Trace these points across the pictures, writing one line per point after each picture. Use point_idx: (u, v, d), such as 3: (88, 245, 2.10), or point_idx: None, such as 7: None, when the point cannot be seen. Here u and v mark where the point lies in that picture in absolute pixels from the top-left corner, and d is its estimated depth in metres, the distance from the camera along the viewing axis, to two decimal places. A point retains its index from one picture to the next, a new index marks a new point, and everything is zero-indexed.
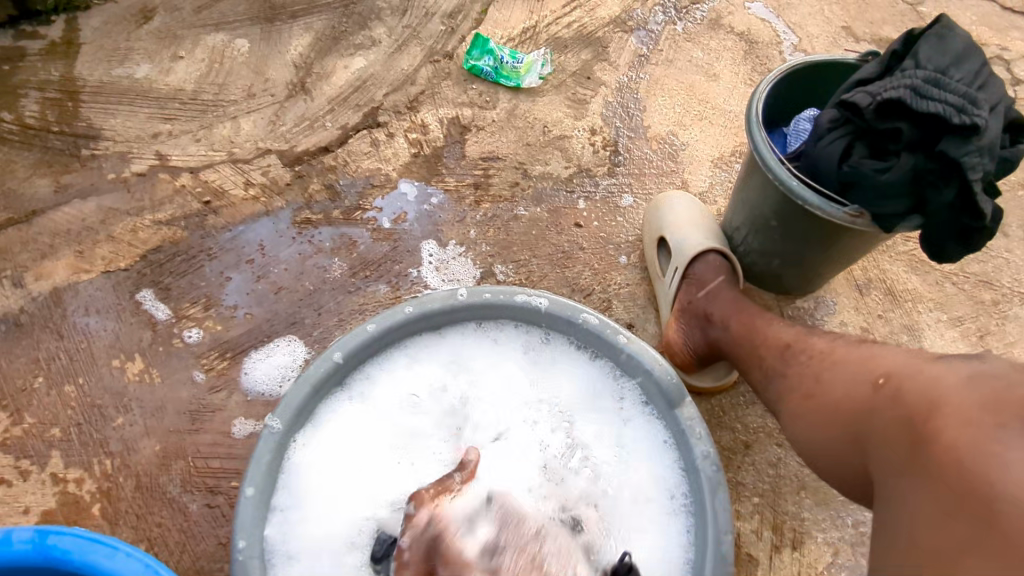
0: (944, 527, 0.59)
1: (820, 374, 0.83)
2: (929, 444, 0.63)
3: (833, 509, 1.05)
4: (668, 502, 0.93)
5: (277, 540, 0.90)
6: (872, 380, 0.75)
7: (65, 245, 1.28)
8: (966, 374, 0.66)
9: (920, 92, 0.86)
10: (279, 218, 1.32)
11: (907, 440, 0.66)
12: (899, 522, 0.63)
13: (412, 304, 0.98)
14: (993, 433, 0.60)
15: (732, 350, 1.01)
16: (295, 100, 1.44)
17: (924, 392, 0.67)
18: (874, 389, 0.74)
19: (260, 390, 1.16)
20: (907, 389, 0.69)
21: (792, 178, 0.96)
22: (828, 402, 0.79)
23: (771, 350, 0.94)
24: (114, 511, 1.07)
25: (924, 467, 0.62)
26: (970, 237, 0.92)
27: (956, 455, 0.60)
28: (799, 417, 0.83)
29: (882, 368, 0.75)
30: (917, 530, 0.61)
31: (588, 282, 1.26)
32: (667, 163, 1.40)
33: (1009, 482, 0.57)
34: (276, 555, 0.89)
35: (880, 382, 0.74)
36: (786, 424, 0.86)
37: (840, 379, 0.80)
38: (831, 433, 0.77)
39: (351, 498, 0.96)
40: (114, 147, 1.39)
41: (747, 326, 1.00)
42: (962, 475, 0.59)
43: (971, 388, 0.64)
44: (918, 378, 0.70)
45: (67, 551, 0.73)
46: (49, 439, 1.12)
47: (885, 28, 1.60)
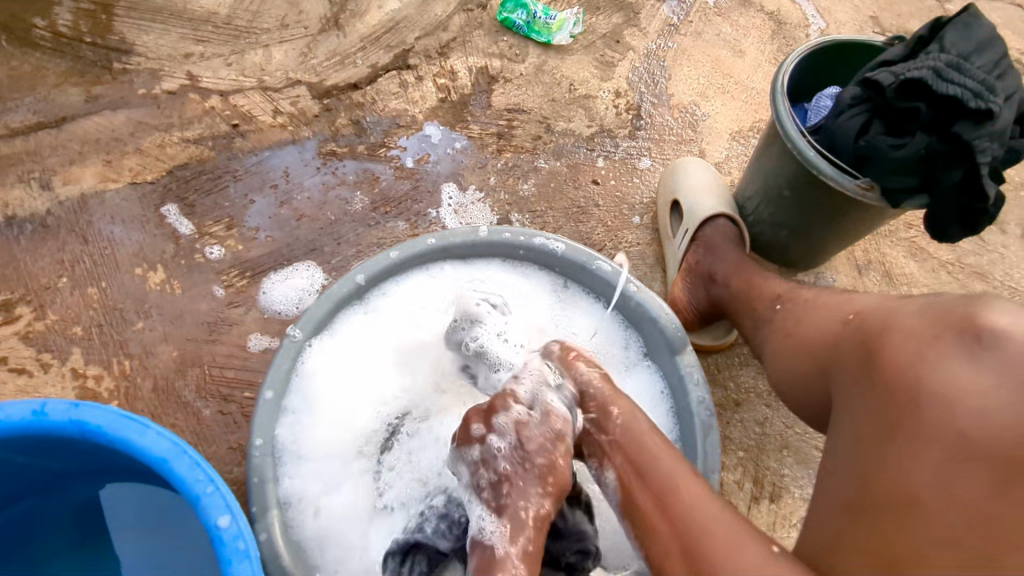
0: (881, 423, 0.66)
1: (799, 316, 0.89)
2: (878, 358, 0.70)
3: (811, 468, 1.12)
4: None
5: (288, 442, 0.94)
6: (843, 316, 0.80)
7: (93, 153, 1.31)
8: (920, 303, 0.72)
9: (942, 75, 0.89)
10: (305, 147, 1.35)
11: (863, 358, 0.72)
12: (847, 426, 0.70)
13: (434, 237, 1.02)
14: (932, 344, 0.66)
15: (730, 304, 1.06)
16: (328, 34, 1.45)
17: (881, 319, 0.73)
18: (842, 323, 0.79)
19: (276, 309, 1.20)
20: (869, 320, 0.75)
21: (810, 149, 1.00)
22: (802, 337, 0.85)
23: (765, 302, 0.99)
24: (130, 409, 1.12)
25: (874, 376, 0.69)
26: (970, 219, 0.96)
27: (898, 365, 0.67)
28: (777, 353, 0.89)
29: (854, 306, 0.81)
30: (858, 429, 0.68)
31: (600, 238, 1.31)
32: (687, 132, 1.43)
33: (941, 383, 0.64)
34: (286, 456, 0.93)
35: (849, 318, 0.79)
36: (765, 362, 0.91)
37: (815, 320, 0.85)
38: (801, 362, 0.83)
39: (360, 413, 1.01)
40: (146, 64, 1.41)
41: (746, 284, 1.05)
42: (899, 382, 0.66)
43: (921, 312, 0.70)
44: (881, 310, 0.75)
45: (99, 426, 0.77)
46: (70, 336, 1.16)
47: (911, 22, 1.62)
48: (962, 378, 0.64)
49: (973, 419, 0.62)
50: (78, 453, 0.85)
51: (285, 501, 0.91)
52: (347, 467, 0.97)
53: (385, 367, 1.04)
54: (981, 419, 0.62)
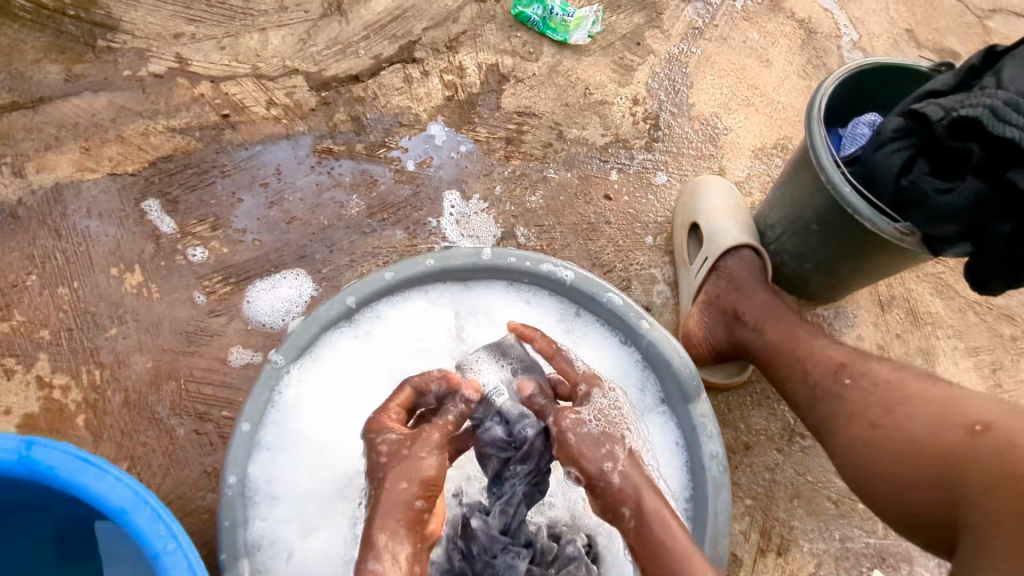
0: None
1: (890, 404, 0.80)
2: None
3: (822, 520, 1.06)
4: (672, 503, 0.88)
5: (260, 479, 0.86)
6: (968, 426, 0.72)
7: (70, 139, 1.22)
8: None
9: (999, 114, 0.80)
10: (299, 143, 1.26)
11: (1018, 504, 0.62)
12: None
13: (434, 258, 0.94)
14: None
15: (761, 354, 0.98)
16: (329, 20, 1.35)
17: None
18: (969, 434, 0.71)
19: (260, 321, 1.12)
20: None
21: (845, 185, 0.92)
22: (904, 437, 0.76)
23: (820, 367, 0.89)
24: (98, 424, 1.04)
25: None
26: (1017, 272, 0.87)
27: None
28: (857, 444, 0.80)
29: (979, 416, 0.72)
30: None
31: (610, 258, 1.23)
32: (707, 147, 1.34)
33: None
34: (258, 494, 0.86)
35: (980, 430, 0.70)
36: (837, 450, 0.83)
37: (920, 418, 0.76)
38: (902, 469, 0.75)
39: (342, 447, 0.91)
40: (132, 42, 1.31)
41: (783, 333, 0.97)
42: None
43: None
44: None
45: (51, 467, 0.70)
46: (37, 341, 1.08)
47: (948, 37, 1.53)
48: None
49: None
50: (32, 486, 0.77)
51: (252, 545, 0.84)
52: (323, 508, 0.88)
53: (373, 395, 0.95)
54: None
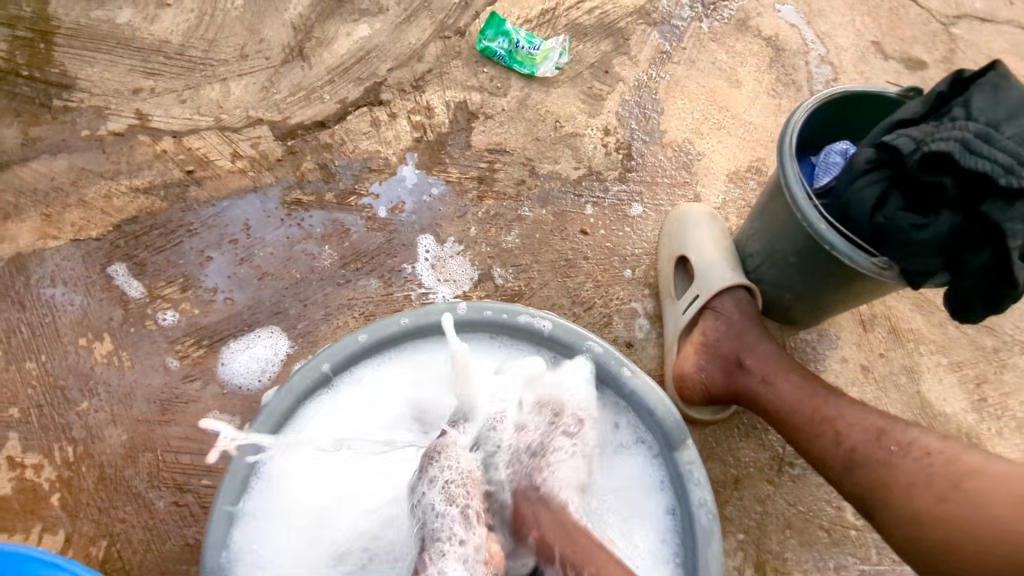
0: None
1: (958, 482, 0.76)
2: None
3: (816, 550, 1.06)
4: (660, 546, 0.89)
5: (243, 549, 0.83)
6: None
7: (31, 206, 1.19)
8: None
9: (970, 147, 0.81)
10: (267, 196, 1.24)
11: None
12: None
13: (408, 316, 0.92)
14: None
15: (772, 408, 0.97)
16: (292, 66, 1.33)
17: None
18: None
19: (237, 384, 1.10)
20: None
21: (822, 221, 0.91)
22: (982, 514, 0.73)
23: (857, 432, 0.87)
24: (75, 503, 1.01)
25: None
26: (997, 302, 0.86)
27: None
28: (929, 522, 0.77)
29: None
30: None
31: (590, 294, 1.21)
32: (681, 173, 1.34)
33: None
34: (240, 564, 0.82)
35: None
36: (902, 522, 0.79)
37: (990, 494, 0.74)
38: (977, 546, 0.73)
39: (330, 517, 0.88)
40: (90, 100, 1.28)
41: (802, 389, 0.96)
42: None
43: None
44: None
45: None
46: (6, 420, 1.05)
47: (915, 47, 1.53)
48: None
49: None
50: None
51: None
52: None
53: (356, 461, 0.92)
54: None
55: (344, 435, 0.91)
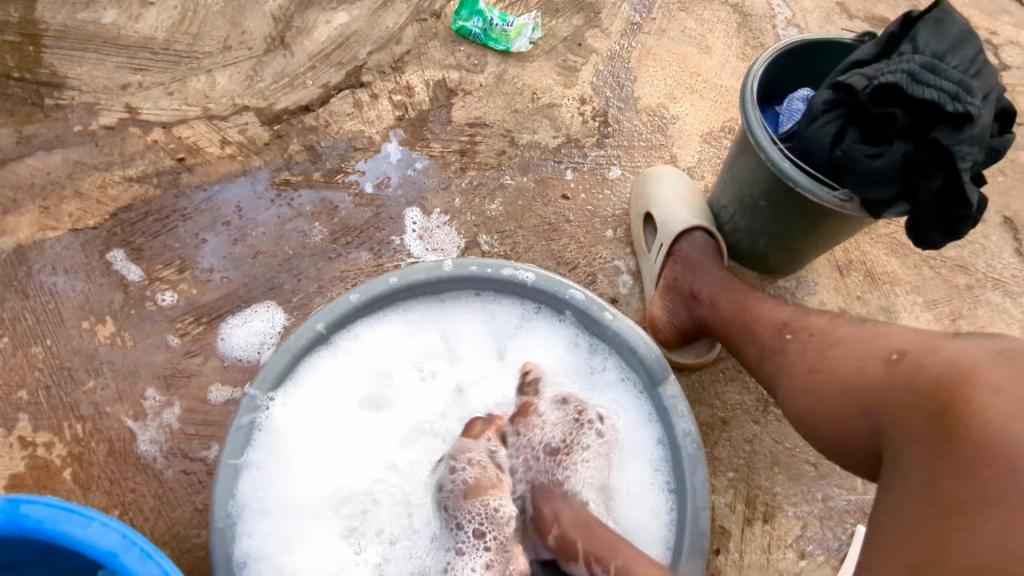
0: (969, 489, 0.58)
1: (824, 351, 0.80)
2: (954, 413, 0.61)
3: (804, 483, 1.09)
4: (652, 476, 0.92)
5: (250, 499, 0.86)
6: (885, 355, 0.73)
7: (28, 200, 1.23)
8: (989, 351, 0.65)
9: (917, 77, 0.85)
10: (257, 178, 1.28)
11: (931, 409, 0.63)
12: (916, 485, 0.61)
13: (396, 275, 0.95)
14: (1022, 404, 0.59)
15: (719, 327, 1.02)
16: (274, 55, 1.37)
17: (947, 366, 0.65)
18: (886, 364, 0.72)
19: (237, 356, 1.14)
20: (927, 364, 0.67)
21: (785, 160, 0.95)
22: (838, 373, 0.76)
23: (767, 329, 0.91)
24: (86, 476, 1.05)
25: (945, 436, 0.61)
26: (954, 225, 0.91)
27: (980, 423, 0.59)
28: (802, 391, 0.80)
29: (894, 344, 0.73)
30: (934, 490, 0.60)
31: (573, 255, 1.26)
32: (656, 137, 1.38)
33: None
34: (247, 512, 0.86)
35: (894, 357, 0.71)
36: (786, 401, 0.82)
37: (849, 356, 0.76)
38: (832, 405, 0.75)
39: (331, 468, 0.94)
40: (80, 97, 1.31)
41: (736, 304, 1.00)
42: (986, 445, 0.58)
43: (999, 364, 0.63)
44: (940, 352, 0.68)
45: (39, 520, 0.71)
46: (16, 402, 1.09)
47: (879, 5, 1.57)
48: None
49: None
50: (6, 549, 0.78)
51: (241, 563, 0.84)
52: (319, 525, 0.90)
53: (356, 413, 0.97)
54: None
55: (343, 389, 0.97)
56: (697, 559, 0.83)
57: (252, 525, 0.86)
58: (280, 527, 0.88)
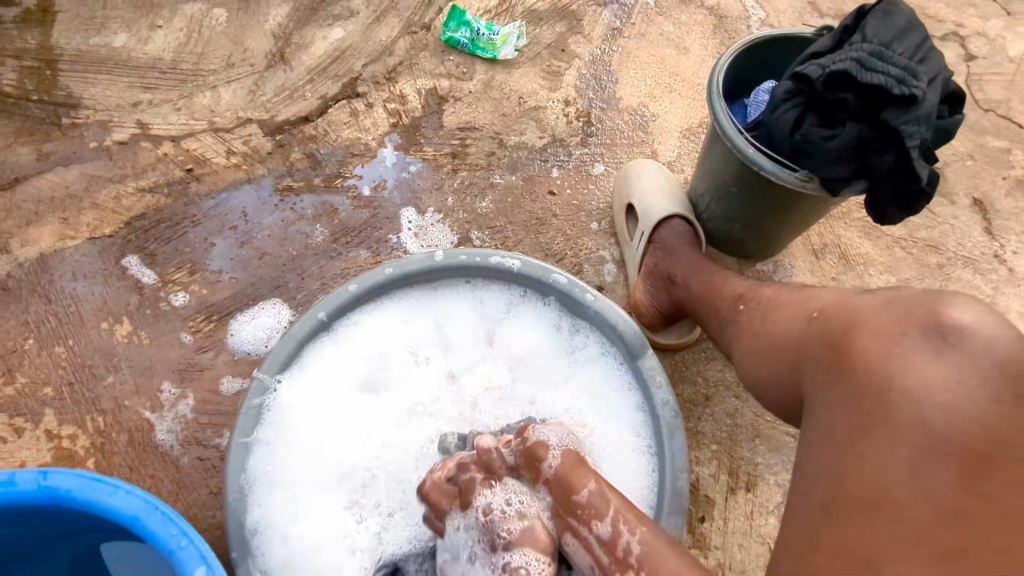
0: (856, 424, 0.65)
1: (764, 315, 0.88)
2: (849, 358, 0.68)
3: (784, 454, 1.15)
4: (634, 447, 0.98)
5: (261, 473, 0.94)
6: (808, 314, 0.79)
7: (49, 212, 1.31)
8: (883, 300, 0.72)
9: (866, 64, 0.91)
10: (261, 185, 1.36)
11: (831, 358, 0.71)
12: (821, 428, 0.68)
13: (391, 266, 1.02)
14: (896, 340, 0.67)
15: (692, 306, 1.08)
16: (274, 70, 1.46)
17: (847, 317, 0.73)
18: (808, 321, 0.79)
19: (246, 350, 1.22)
20: (837, 317, 0.74)
21: (749, 146, 1.02)
22: (769, 337, 0.84)
23: (726, 302, 0.99)
24: (108, 464, 1.13)
25: (841, 379, 0.68)
26: (909, 200, 0.98)
27: (866, 362, 0.67)
28: (745, 354, 0.87)
29: (818, 303, 0.80)
30: (832, 432, 0.66)
31: (561, 247, 1.33)
32: (637, 134, 1.46)
33: (907, 378, 0.64)
34: (257, 484, 0.93)
35: (814, 316, 0.78)
36: (732, 362, 0.90)
37: (780, 318, 0.84)
38: (767, 363, 0.83)
39: (334, 447, 1.01)
40: (94, 116, 1.40)
41: (705, 283, 1.06)
42: (871, 378, 0.66)
43: (887, 311, 0.70)
44: (846, 306, 0.75)
45: (69, 490, 0.78)
46: (41, 398, 1.17)
47: (848, 4, 1.64)
48: (923, 372, 0.64)
49: (944, 419, 0.62)
50: (41, 520, 0.85)
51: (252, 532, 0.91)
52: (324, 500, 0.97)
53: (357, 397, 1.05)
54: (951, 417, 0.62)
55: (345, 374, 1.04)
56: (677, 517, 0.88)
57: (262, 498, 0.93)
58: (288, 499, 0.95)
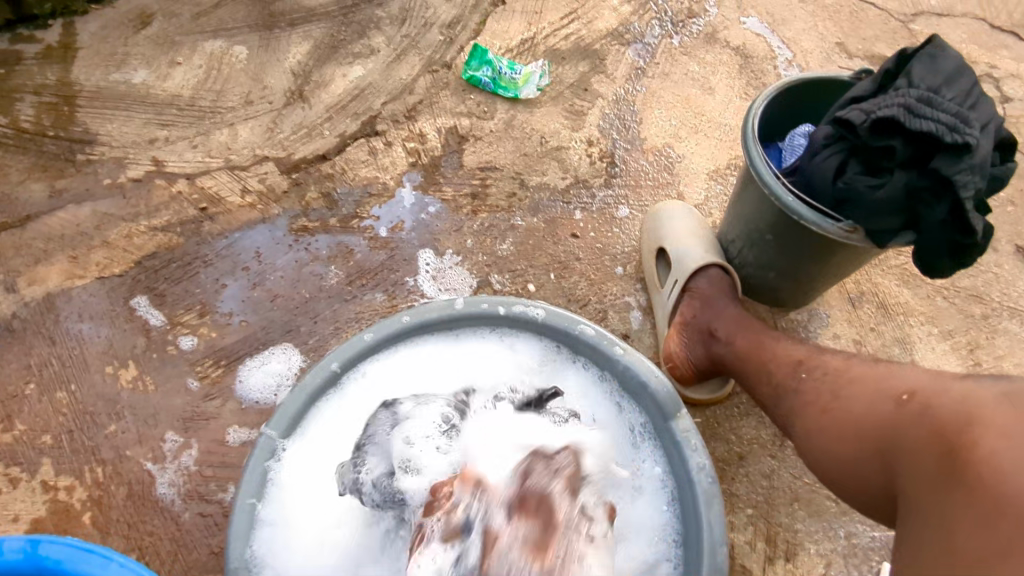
0: (984, 533, 0.58)
1: (837, 390, 0.84)
2: (968, 457, 0.63)
3: (826, 520, 1.07)
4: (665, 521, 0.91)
5: (268, 555, 0.88)
6: (896, 395, 0.76)
7: (59, 250, 1.28)
8: (999, 395, 0.67)
9: (914, 111, 0.86)
10: (276, 225, 1.32)
11: (943, 452, 0.65)
12: (935, 530, 0.62)
13: (409, 314, 0.97)
14: None
15: (736, 367, 1.03)
16: (293, 108, 1.44)
17: (957, 409, 0.68)
18: (897, 404, 0.75)
19: (254, 398, 1.17)
20: (938, 405, 0.70)
21: (788, 193, 0.96)
22: (848, 417, 0.80)
23: (782, 366, 0.95)
24: (105, 520, 1.07)
25: (960, 478, 0.62)
26: (961, 253, 0.92)
27: (996, 466, 0.60)
28: (814, 430, 0.83)
29: (906, 385, 0.76)
30: (954, 535, 0.60)
31: (584, 292, 1.28)
32: (663, 176, 1.42)
33: None
34: (263, 565, 0.87)
35: (904, 398, 0.74)
36: (799, 438, 0.86)
37: (859, 396, 0.80)
38: (847, 445, 0.78)
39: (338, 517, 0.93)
40: (110, 152, 1.38)
41: (754, 342, 1.02)
42: (1005, 486, 0.59)
43: (1009, 408, 0.65)
44: (948, 394, 0.71)
45: (58, 561, 0.73)
46: (40, 446, 1.12)
47: (878, 44, 1.60)
48: None
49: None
50: None
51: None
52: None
53: None
54: None
55: None
56: None
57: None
58: None
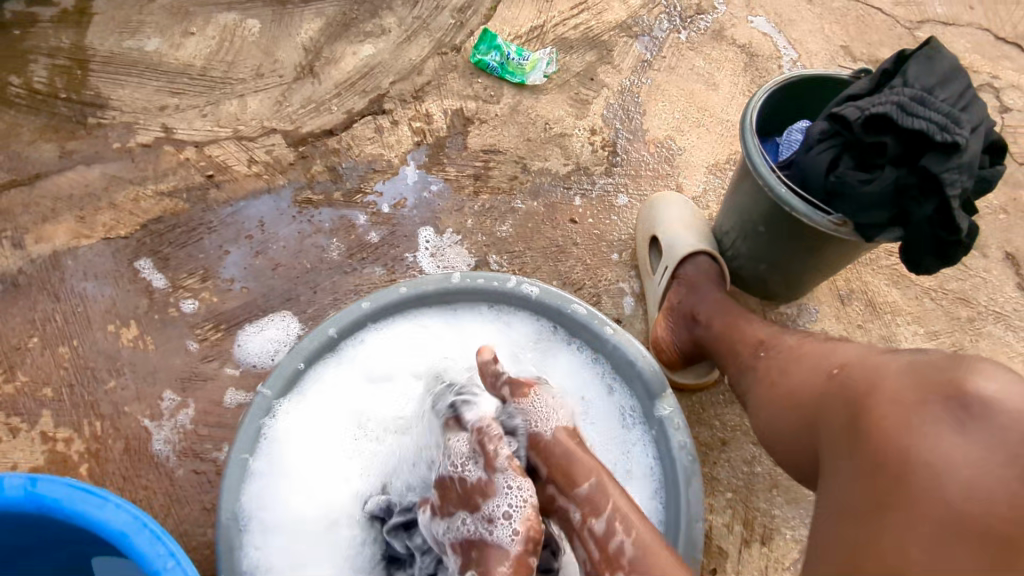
0: (870, 495, 0.62)
1: (785, 366, 0.87)
2: (863, 425, 0.67)
3: (803, 507, 1.10)
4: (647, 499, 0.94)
5: (258, 509, 0.90)
6: (828, 369, 0.79)
7: (66, 210, 1.30)
8: (906, 364, 0.69)
9: (907, 109, 0.88)
10: (280, 195, 1.34)
11: (848, 420, 0.69)
12: (836, 492, 0.67)
13: (407, 285, 1.00)
14: (917, 409, 0.63)
15: (718, 349, 1.06)
16: (303, 82, 1.46)
17: (866, 378, 0.71)
18: (828, 376, 0.78)
19: (251, 362, 1.19)
20: (855, 375, 0.73)
21: (780, 185, 0.98)
22: (790, 388, 0.83)
23: (747, 347, 0.99)
24: (101, 472, 1.10)
25: (856, 443, 0.66)
26: (946, 251, 0.95)
27: (883, 431, 0.64)
28: (763, 405, 0.87)
29: (839, 359, 0.79)
30: (850, 496, 0.64)
31: (579, 276, 1.31)
32: (663, 167, 1.44)
33: (928, 454, 0.61)
34: (252, 523, 0.89)
35: (834, 371, 0.77)
36: (750, 413, 0.90)
37: (800, 371, 0.83)
38: (786, 418, 0.82)
39: (325, 481, 0.96)
40: (120, 117, 1.40)
41: (730, 326, 1.05)
42: (886, 449, 0.63)
43: (907, 374, 0.67)
44: (868, 365, 0.73)
45: (56, 499, 0.75)
46: (40, 398, 1.15)
47: (882, 49, 1.62)
48: (949, 450, 0.60)
49: (967, 500, 0.58)
50: (23, 528, 0.82)
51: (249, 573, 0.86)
52: (323, 541, 0.92)
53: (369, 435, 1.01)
54: (970, 493, 0.58)
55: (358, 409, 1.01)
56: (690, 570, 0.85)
57: (256, 535, 0.89)
58: (284, 539, 0.90)
